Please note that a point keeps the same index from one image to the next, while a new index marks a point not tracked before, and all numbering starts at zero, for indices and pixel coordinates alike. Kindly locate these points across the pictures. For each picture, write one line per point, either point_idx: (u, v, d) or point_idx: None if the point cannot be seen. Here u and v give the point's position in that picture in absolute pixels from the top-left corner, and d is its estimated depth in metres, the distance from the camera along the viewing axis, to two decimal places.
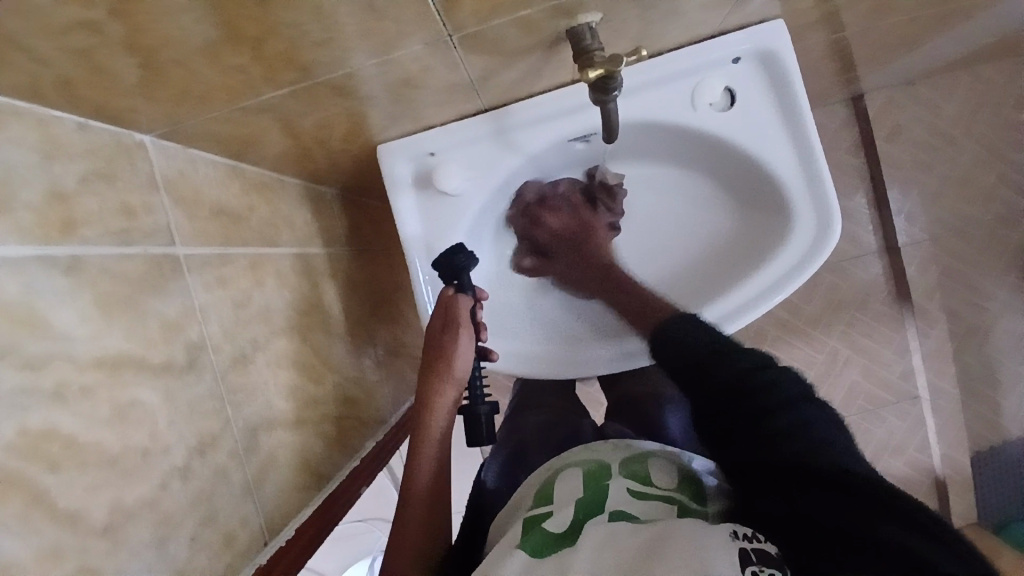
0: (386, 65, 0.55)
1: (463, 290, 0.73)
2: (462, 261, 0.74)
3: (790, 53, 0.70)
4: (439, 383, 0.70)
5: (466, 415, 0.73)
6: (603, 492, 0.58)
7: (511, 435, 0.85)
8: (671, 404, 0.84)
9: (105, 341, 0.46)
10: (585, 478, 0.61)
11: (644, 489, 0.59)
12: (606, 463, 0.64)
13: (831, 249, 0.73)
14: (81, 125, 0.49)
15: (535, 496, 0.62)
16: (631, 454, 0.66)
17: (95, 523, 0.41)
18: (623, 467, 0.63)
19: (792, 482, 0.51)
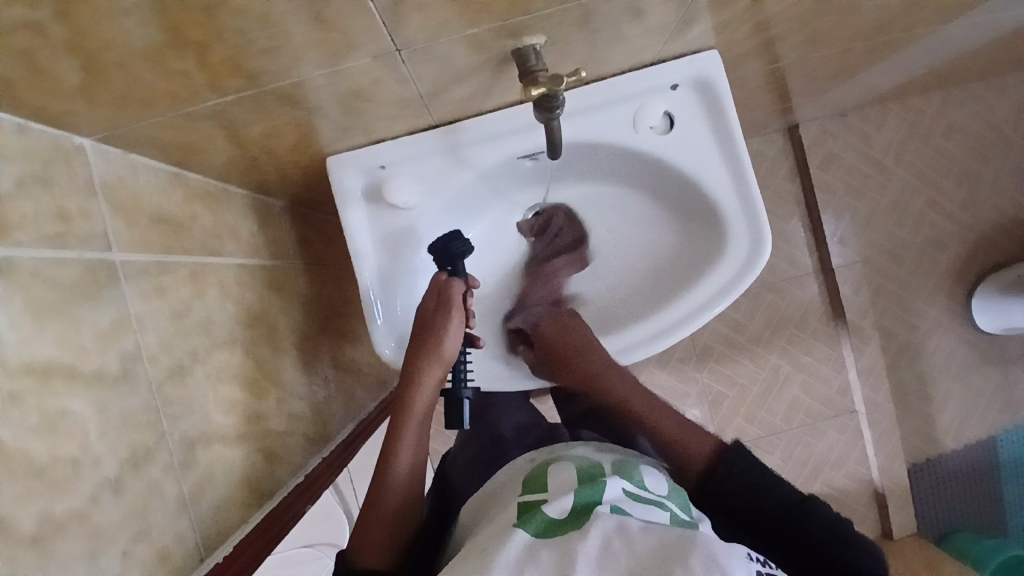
0: (335, 76, 0.56)
1: (456, 275, 0.76)
2: (456, 249, 0.77)
3: (724, 82, 0.75)
4: (427, 361, 0.72)
5: (448, 398, 0.75)
6: (600, 486, 0.59)
7: (477, 437, 0.86)
8: None
9: (34, 347, 0.44)
10: (579, 475, 0.63)
11: (638, 491, 0.61)
12: (599, 462, 0.65)
13: (764, 264, 0.77)
14: (20, 127, 0.48)
15: (525, 483, 0.64)
16: (622, 459, 0.67)
17: (20, 535, 0.40)
18: (616, 468, 0.64)
19: None
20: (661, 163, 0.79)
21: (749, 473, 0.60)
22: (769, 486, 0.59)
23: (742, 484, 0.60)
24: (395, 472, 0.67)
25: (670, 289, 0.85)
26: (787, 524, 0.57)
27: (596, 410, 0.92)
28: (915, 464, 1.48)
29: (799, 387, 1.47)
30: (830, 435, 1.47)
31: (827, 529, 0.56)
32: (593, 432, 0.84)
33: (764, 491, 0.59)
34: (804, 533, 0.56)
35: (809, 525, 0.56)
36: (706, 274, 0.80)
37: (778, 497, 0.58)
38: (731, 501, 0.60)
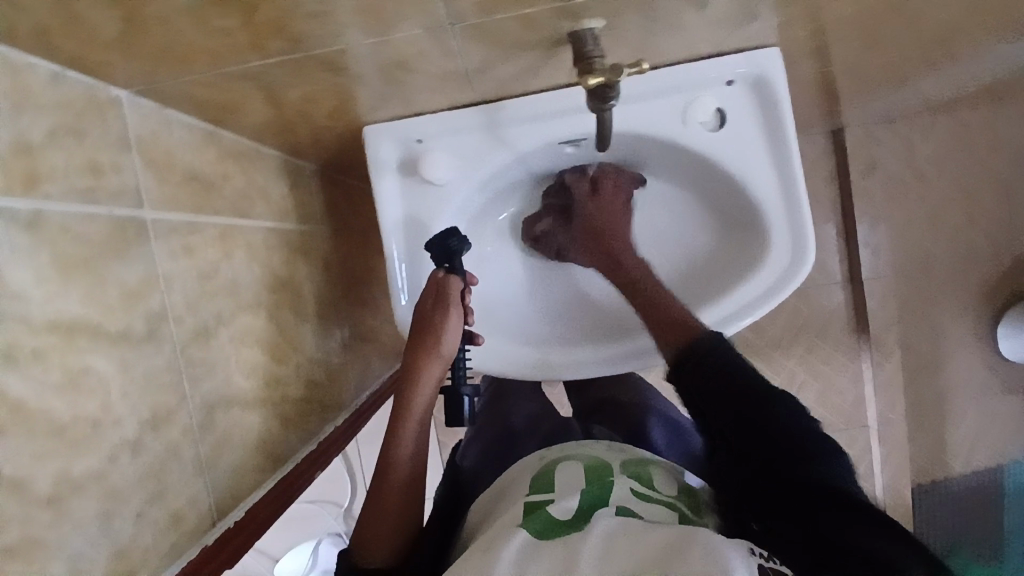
0: (381, 46, 0.53)
1: (454, 272, 0.72)
2: (454, 246, 0.74)
3: (783, 82, 0.71)
4: (424, 360, 0.69)
5: (448, 396, 0.75)
6: (607, 488, 0.60)
7: (492, 425, 0.88)
8: (656, 414, 0.88)
9: (59, 304, 0.44)
10: (588, 472, 0.63)
11: (647, 491, 0.61)
12: (607, 462, 0.65)
13: (806, 276, 0.74)
14: (54, 75, 0.46)
15: (533, 483, 0.64)
16: (633, 458, 0.67)
17: (38, 494, 0.40)
18: (625, 468, 0.64)
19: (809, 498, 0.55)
20: (707, 161, 0.76)
21: (721, 362, 0.61)
22: (740, 372, 0.61)
23: (720, 366, 0.61)
24: (395, 475, 0.66)
25: (703, 291, 0.82)
26: (757, 410, 0.59)
27: (612, 403, 0.91)
28: (920, 482, 1.49)
29: (813, 396, 1.49)
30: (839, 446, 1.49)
31: (795, 429, 0.59)
32: (606, 428, 0.85)
33: (743, 372, 0.61)
34: (773, 423, 0.59)
35: (778, 415, 0.59)
36: (744, 280, 0.77)
37: (754, 385, 0.60)
38: (711, 389, 0.61)
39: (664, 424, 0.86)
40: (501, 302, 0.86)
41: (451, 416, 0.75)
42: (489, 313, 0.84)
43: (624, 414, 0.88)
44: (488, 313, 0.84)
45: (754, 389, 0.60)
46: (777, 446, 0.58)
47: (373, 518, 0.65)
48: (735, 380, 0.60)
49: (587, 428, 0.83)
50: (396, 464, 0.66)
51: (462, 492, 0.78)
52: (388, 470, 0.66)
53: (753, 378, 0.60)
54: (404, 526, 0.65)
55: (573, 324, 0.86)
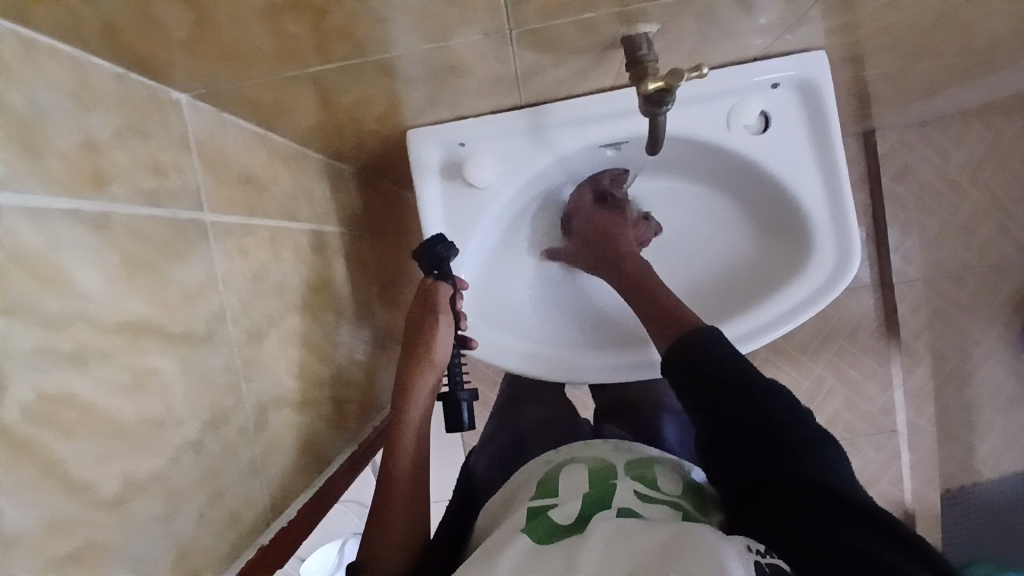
0: (438, 50, 0.54)
1: (443, 277, 0.74)
2: (441, 251, 0.74)
3: (830, 85, 0.71)
4: (418, 368, 0.71)
5: (446, 404, 0.74)
6: (608, 492, 0.60)
7: (505, 428, 0.87)
8: (669, 413, 0.87)
9: (127, 305, 0.44)
10: (591, 477, 0.63)
11: (650, 492, 0.60)
12: (612, 464, 0.65)
13: (852, 279, 0.73)
14: (118, 76, 0.47)
15: (537, 487, 0.63)
16: (635, 458, 0.66)
17: (105, 495, 0.41)
18: (628, 470, 0.63)
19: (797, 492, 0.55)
20: (750, 165, 0.75)
21: (715, 351, 0.66)
22: (731, 361, 0.65)
23: (710, 357, 0.65)
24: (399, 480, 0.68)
25: (737, 302, 0.81)
26: (742, 397, 0.62)
27: (627, 403, 0.90)
28: (948, 489, 1.45)
29: (842, 401, 1.44)
30: (867, 453, 1.46)
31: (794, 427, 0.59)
32: (617, 426, 0.84)
33: (728, 362, 0.64)
34: (763, 409, 0.61)
35: (766, 405, 0.61)
36: (788, 284, 0.77)
37: (739, 375, 0.63)
38: (709, 381, 0.64)
39: (678, 423, 0.85)
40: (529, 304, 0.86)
41: (451, 423, 0.74)
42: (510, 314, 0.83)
43: (638, 414, 0.86)
44: (513, 312, 0.83)
45: (739, 376, 0.63)
46: (763, 435, 0.59)
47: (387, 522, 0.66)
48: (725, 370, 0.64)
49: (598, 428, 0.83)
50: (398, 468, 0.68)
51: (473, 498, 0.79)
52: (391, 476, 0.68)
53: (747, 372, 0.64)
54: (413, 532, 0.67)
55: (595, 331, 0.86)
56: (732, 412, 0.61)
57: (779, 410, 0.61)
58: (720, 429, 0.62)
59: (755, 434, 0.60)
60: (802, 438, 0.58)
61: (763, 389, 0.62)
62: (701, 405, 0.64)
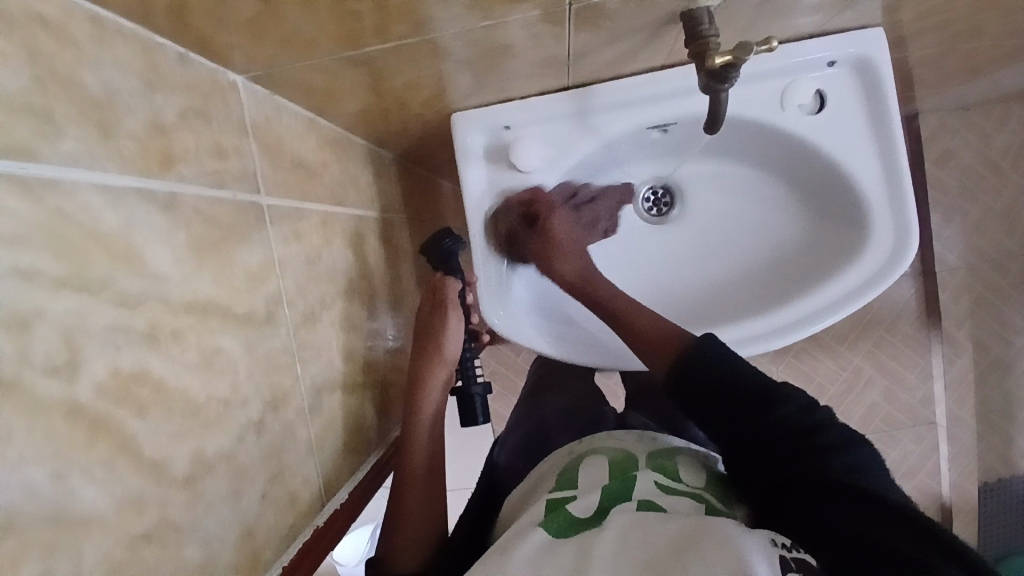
0: (495, 29, 0.53)
1: (451, 274, 0.77)
2: (448, 246, 0.77)
3: (889, 63, 0.69)
4: (430, 362, 0.73)
5: (460, 397, 0.77)
6: (629, 482, 0.59)
7: (530, 417, 0.86)
8: None
9: (194, 286, 0.44)
10: (611, 467, 0.62)
11: (672, 484, 0.59)
12: (633, 454, 0.64)
13: (911, 262, 0.71)
14: (181, 57, 0.47)
15: (557, 479, 0.63)
16: (656, 449, 0.65)
17: (176, 473, 0.41)
18: (650, 461, 0.62)
19: (825, 492, 0.52)
20: (804, 146, 0.74)
21: (723, 361, 0.61)
22: (741, 374, 0.60)
23: (718, 369, 0.60)
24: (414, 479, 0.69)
25: (785, 290, 0.79)
26: (757, 410, 0.58)
27: (651, 393, 0.89)
28: (986, 481, 1.41)
29: (881, 393, 1.42)
30: (905, 444, 1.44)
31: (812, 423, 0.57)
32: (643, 415, 0.83)
33: (739, 375, 0.60)
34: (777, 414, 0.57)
35: (784, 412, 0.57)
36: (844, 267, 0.74)
37: (752, 385, 0.59)
38: (706, 393, 0.60)
39: None
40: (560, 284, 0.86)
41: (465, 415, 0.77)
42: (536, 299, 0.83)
43: (662, 405, 0.85)
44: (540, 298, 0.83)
45: (753, 387, 0.59)
46: (780, 441, 0.57)
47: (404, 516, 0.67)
48: (735, 382, 0.59)
49: (623, 416, 0.82)
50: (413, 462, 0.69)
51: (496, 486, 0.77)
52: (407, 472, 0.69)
53: (755, 379, 0.59)
54: (429, 527, 0.67)
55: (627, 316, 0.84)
56: (743, 425, 0.58)
57: (798, 417, 0.57)
58: (733, 438, 0.59)
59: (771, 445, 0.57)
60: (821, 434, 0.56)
61: (776, 397, 0.58)
62: (706, 415, 0.61)
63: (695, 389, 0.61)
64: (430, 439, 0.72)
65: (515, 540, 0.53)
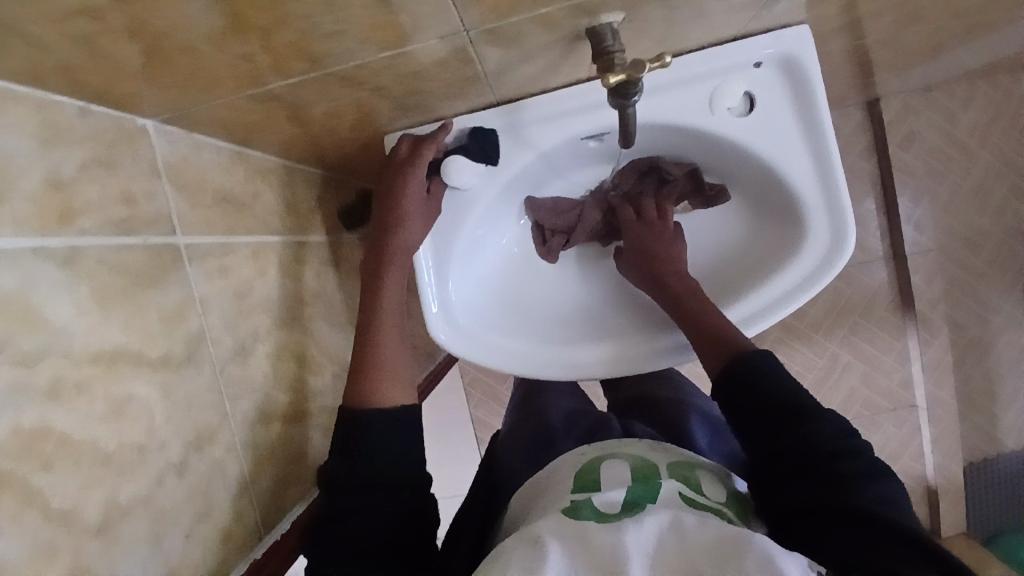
0: (401, 57, 0.53)
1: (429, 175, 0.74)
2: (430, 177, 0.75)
3: (814, 61, 0.68)
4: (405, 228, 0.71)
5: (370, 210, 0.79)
6: (654, 487, 0.59)
7: (525, 424, 0.84)
8: (694, 410, 0.82)
9: (102, 335, 0.44)
10: (633, 473, 0.62)
11: (696, 495, 0.59)
12: (655, 463, 0.64)
13: (848, 255, 0.72)
14: (81, 109, 0.47)
15: (575, 480, 0.63)
16: (678, 460, 0.65)
17: (89, 522, 0.40)
18: (672, 471, 0.62)
19: (841, 520, 0.54)
20: (738, 147, 0.74)
21: (768, 372, 0.64)
22: (772, 387, 0.63)
23: (761, 379, 0.63)
24: (387, 360, 0.66)
25: (727, 288, 0.80)
26: (778, 428, 0.60)
27: (648, 399, 0.87)
28: (971, 462, 1.41)
29: (859, 378, 1.40)
30: (886, 428, 1.41)
31: (851, 459, 0.57)
32: (643, 422, 0.81)
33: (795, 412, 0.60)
34: (818, 440, 0.58)
35: (818, 432, 0.59)
36: (785, 265, 0.75)
37: (788, 401, 0.61)
38: (759, 410, 0.62)
39: (705, 421, 0.81)
40: (553, 290, 0.86)
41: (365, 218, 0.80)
42: (519, 312, 0.83)
43: (661, 410, 0.83)
44: (523, 315, 0.83)
45: (780, 405, 0.61)
46: (812, 465, 0.57)
47: (374, 386, 0.64)
48: (764, 397, 0.62)
49: (626, 425, 0.79)
50: (385, 343, 0.66)
51: (497, 485, 0.78)
52: (376, 356, 0.66)
53: (821, 426, 0.59)
54: (391, 386, 0.64)
55: (611, 320, 0.84)
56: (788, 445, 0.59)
57: (826, 441, 0.58)
58: (749, 441, 0.63)
59: (778, 456, 0.60)
60: (849, 464, 0.57)
61: (809, 419, 0.60)
62: (731, 415, 0.64)
63: (753, 395, 0.63)
64: (396, 341, 0.68)
65: (502, 549, 0.53)
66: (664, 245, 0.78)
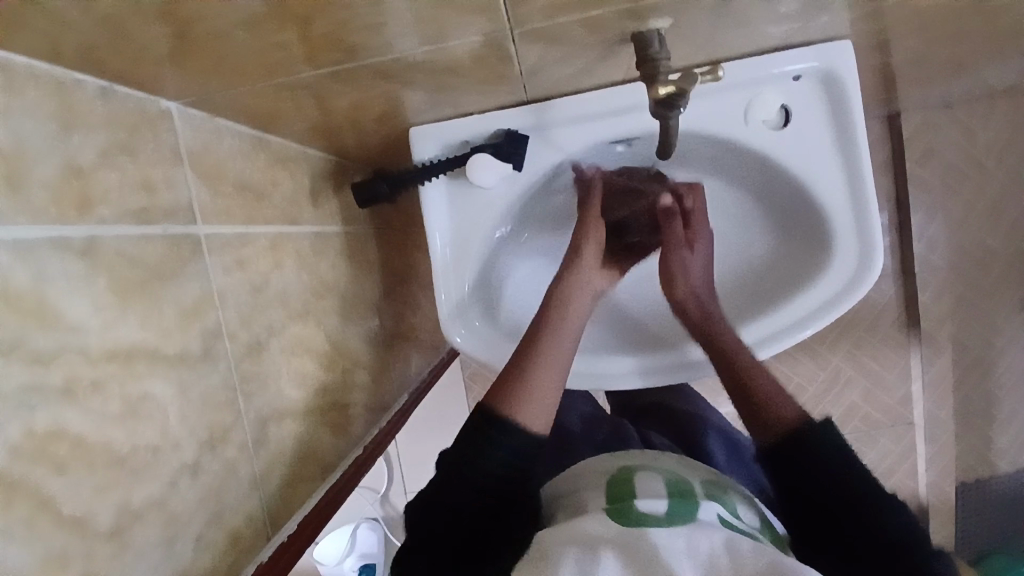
0: (438, 52, 0.51)
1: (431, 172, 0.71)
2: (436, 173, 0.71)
3: (854, 77, 0.67)
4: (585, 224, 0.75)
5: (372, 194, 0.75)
6: (692, 506, 0.58)
7: None
8: (713, 427, 0.83)
9: (118, 331, 0.42)
10: (669, 488, 0.61)
11: (731, 518, 0.58)
12: (690, 481, 0.63)
13: (876, 279, 0.70)
14: (103, 91, 0.44)
15: (609, 488, 0.62)
16: (710, 479, 0.65)
17: (101, 527, 0.38)
18: (708, 491, 0.62)
19: None
20: (770, 161, 0.72)
21: (834, 452, 0.62)
22: (837, 468, 0.61)
23: (828, 457, 0.62)
24: (540, 387, 0.67)
25: (747, 309, 0.79)
26: (838, 507, 0.60)
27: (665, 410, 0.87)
28: (965, 481, 1.41)
29: (860, 392, 1.40)
30: (883, 443, 1.41)
31: (895, 530, 0.58)
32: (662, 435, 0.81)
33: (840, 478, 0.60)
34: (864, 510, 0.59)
35: (865, 502, 0.59)
36: (810, 286, 0.74)
37: (838, 469, 0.61)
38: (804, 473, 0.62)
39: (724, 440, 0.81)
40: None
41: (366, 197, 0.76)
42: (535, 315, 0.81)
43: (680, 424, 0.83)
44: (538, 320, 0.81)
45: (843, 486, 0.60)
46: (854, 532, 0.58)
47: (518, 407, 0.65)
48: (827, 474, 0.61)
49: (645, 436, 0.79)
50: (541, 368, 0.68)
51: None
52: (528, 387, 0.67)
53: (866, 494, 0.60)
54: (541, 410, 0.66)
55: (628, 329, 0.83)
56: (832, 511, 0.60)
57: (887, 530, 0.58)
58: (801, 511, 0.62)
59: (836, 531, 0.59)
60: (893, 535, 0.58)
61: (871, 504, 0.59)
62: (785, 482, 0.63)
63: (800, 460, 0.62)
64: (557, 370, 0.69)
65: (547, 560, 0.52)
66: (689, 265, 0.77)
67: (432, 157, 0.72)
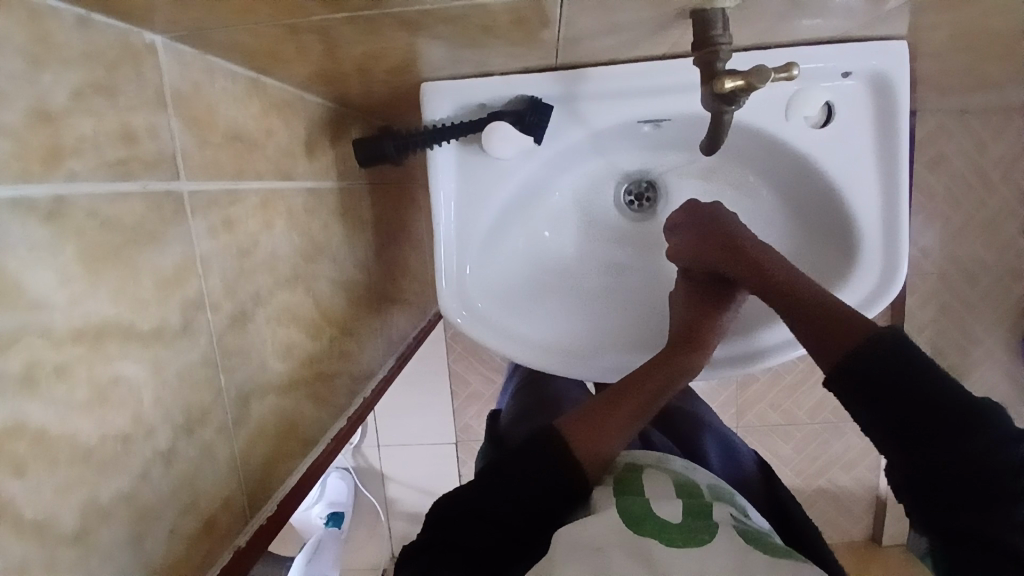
0: (475, 9, 0.44)
1: (437, 137, 0.64)
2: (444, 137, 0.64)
3: (906, 82, 0.63)
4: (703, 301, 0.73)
5: (373, 152, 0.68)
6: (706, 508, 0.56)
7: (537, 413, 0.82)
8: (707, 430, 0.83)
9: (88, 307, 0.36)
10: (677, 488, 0.59)
11: (744, 522, 0.56)
12: (697, 482, 0.61)
13: (895, 296, 0.66)
14: (81, 18, 0.37)
15: (619, 488, 0.59)
16: (718, 485, 0.62)
17: (65, 531, 0.34)
18: (715, 494, 0.60)
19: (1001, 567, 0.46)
20: (805, 161, 0.68)
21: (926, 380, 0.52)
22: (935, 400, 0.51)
23: (897, 378, 0.54)
24: (611, 427, 0.65)
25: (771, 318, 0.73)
26: (963, 435, 0.49)
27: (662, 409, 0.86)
28: None
29: None
30: (848, 436, 1.37)
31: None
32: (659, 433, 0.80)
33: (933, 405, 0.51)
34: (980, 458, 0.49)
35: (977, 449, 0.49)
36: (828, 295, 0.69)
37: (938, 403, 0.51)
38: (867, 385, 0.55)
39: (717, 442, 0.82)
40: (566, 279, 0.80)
41: (368, 157, 0.69)
42: (534, 301, 0.75)
43: (678, 425, 0.83)
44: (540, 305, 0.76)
45: (951, 407, 0.51)
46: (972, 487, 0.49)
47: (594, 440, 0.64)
48: (930, 392, 0.52)
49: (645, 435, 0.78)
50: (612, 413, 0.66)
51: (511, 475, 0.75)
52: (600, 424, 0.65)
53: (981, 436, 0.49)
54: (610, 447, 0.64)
55: (641, 323, 0.79)
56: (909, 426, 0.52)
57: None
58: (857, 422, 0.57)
59: (965, 462, 0.49)
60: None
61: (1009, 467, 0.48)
62: (877, 412, 0.54)
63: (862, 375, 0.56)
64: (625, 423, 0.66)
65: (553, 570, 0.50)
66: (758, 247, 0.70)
67: (444, 120, 0.66)
